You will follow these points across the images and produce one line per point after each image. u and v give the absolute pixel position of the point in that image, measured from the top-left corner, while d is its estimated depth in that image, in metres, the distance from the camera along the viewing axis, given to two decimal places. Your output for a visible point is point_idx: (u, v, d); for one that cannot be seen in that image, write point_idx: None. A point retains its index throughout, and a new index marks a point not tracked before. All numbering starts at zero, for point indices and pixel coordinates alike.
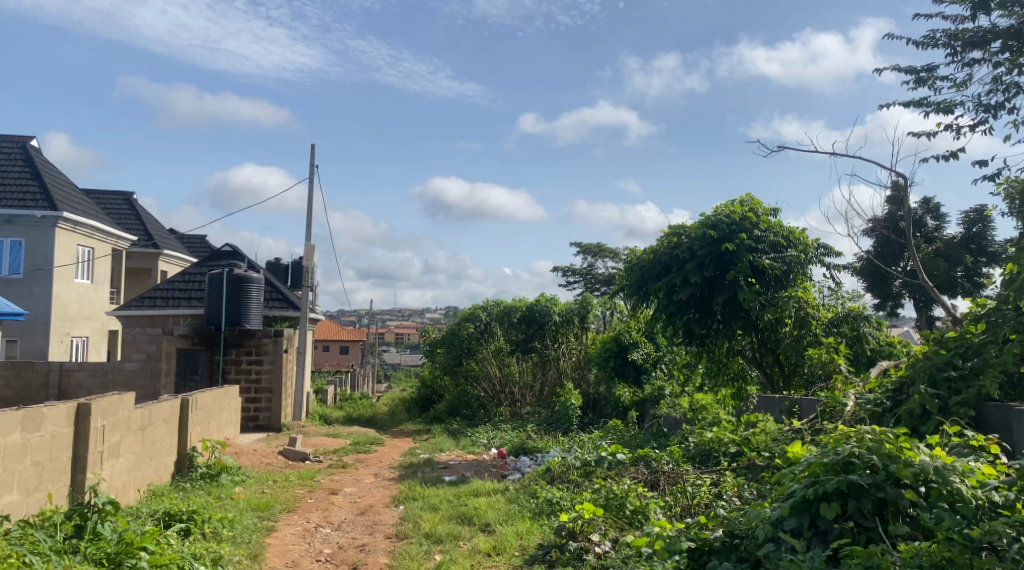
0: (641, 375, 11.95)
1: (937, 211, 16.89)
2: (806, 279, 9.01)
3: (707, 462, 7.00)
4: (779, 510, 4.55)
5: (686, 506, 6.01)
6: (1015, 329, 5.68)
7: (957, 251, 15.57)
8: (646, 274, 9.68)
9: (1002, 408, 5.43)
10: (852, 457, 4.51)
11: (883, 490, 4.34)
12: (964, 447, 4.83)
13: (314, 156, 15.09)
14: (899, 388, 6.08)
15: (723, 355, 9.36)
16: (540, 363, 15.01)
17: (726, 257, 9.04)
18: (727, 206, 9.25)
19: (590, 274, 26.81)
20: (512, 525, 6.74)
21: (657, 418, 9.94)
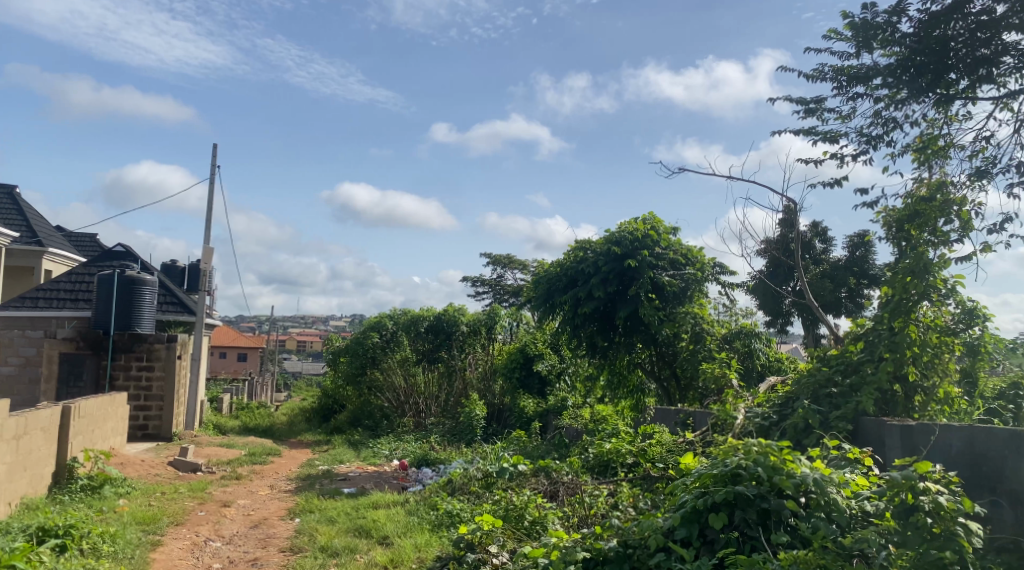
0: (545, 387, 12.07)
1: (824, 234, 17.83)
2: (702, 296, 9.26)
3: (606, 473, 7.09)
4: (670, 520, 4.72)
5: (583, 516, 6.08)
6: (890, 348, 6.10)
7: (841, 273, 16.48)
8: (552, 286, 9.83)
9: (876, 423, 5.69)
10: (739, 469, 4.69)
11: (767, 501, 4.55)
12: (841, 460, 5.12)
13: (213, 156, 14.71)
14: (784, 403, 6.41)
15: (624, 367, 9.58)
16: (445, 374, 14.98)
17: (628, 273, 9.28)
18: (630, 223, 9.54)
19: (499, 285, 26.97)
20: (410, 538, 6.69)
21: (559, 429, 10.08)
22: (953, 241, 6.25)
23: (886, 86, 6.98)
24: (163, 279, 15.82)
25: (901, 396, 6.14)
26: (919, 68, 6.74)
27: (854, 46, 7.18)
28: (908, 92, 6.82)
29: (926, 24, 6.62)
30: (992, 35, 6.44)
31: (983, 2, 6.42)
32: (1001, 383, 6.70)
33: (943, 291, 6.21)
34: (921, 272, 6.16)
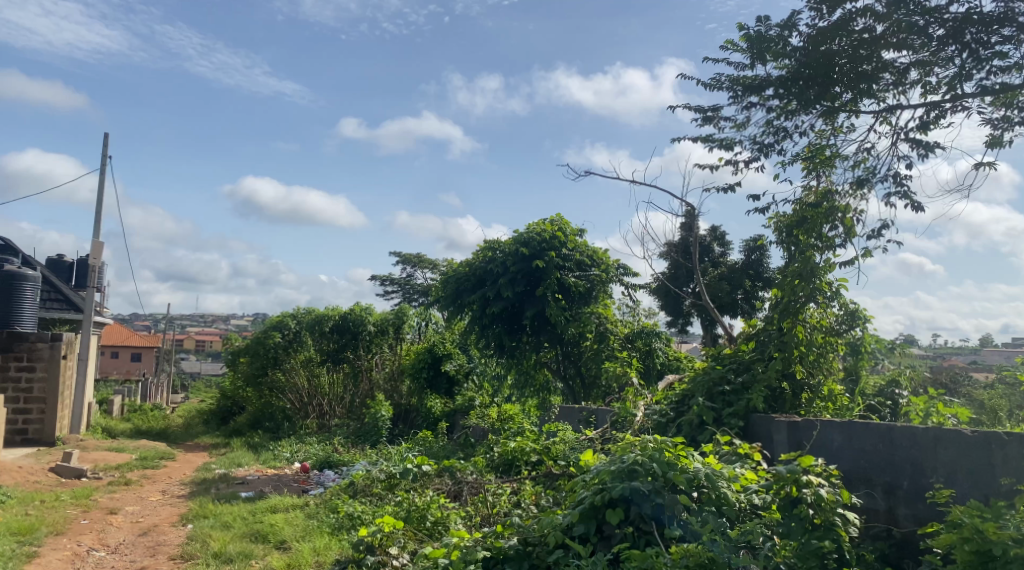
0: (453, 387, 12.07)
1: (723, 238, 18.46)
2: (607, 297, 9.45)
3: (511, 472, 7.02)
4: (569, 516, 4.78)
5: (486, 515, 6.10)
6: (779, 348, 6.38)
7: (738, 276, 17.10)
8: (461, 286, 9.79)
9: (765, 419, 5.93)
10: (636, 465, 4.79)
11: (661, 496, 4.65)
12: (732, 455, 5.29)
13: (105, 147, 14.04)
14: (681, 400, 6.58)
15: (530, 367, 9.60)
16: (351, 375, 14.69)
17: (536, 274, 9.37)
18: (539, 223, 9.62)
19: (408, 284, 26.77)
20: (308, 542, 6.56)
21: (466, 428, 10.03)
22: (837, 246, 6.57)
23: (777, 97, 7.18)
24: (47, 274, 15.00)
25: (788, 393, 6.41)
26: (807, 81, 6.96)
27: (749, 57, 7.27)
28: (798, 104, 7.04)
29: (813, 39, 6.84)
30: (872, 52, 6.74)
31: (865, 21, 6.68)
32: (882, 381, 7.06)
33: (828, 294, 6.53)
34: (808, 275, 6.47)
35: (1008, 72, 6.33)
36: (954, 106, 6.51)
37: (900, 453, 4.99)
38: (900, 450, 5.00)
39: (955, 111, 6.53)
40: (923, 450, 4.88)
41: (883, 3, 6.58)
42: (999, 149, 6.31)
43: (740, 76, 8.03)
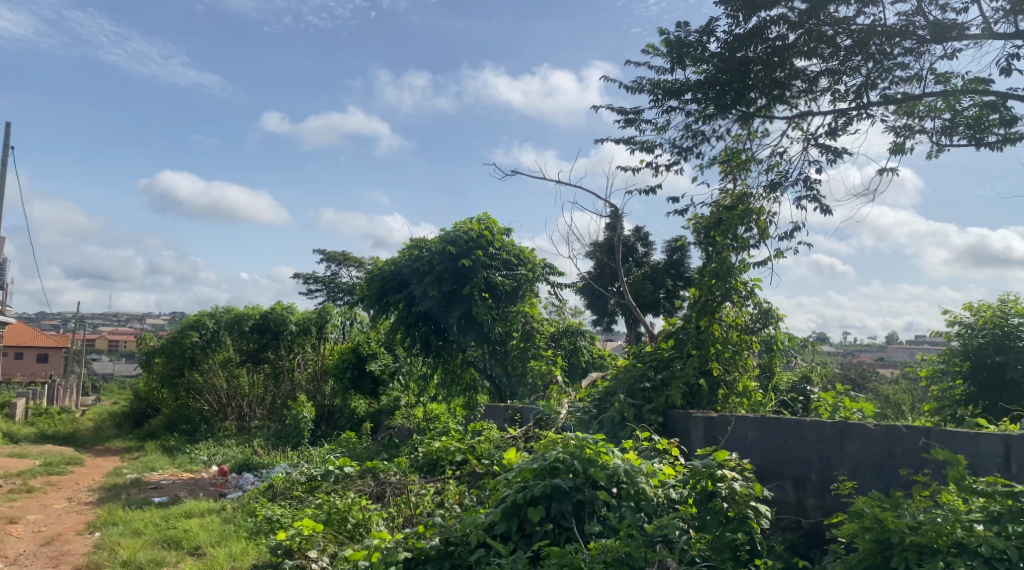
0: (378, 387, 11.91)
1: (646, 238, 18.79)
2: (533, 296, 9.47)
3: (434, 472, 6.94)
4: (491, 515, 4.77)
5: (409, 516, 6.06)
6: (696, 345, 6.57)
7: (660, 275, 17.44)
8: (386, 285, 9.73)
9: (683, 415, 6.04)
10: (558, 462, 4.83)
11: (581, 492, 4.71)
12: (651, 451, 5.39)
13: (8, 136, 13.38)
14: (603, 398, 6.70)
15: (457, 365, 9.71)
16: (272, 375, 14.29)
17: (462, 273, 9.30)
18: (465, 222, 9.55)
19: (333, 283, 26.37)
20: (224, 547, 6.39)
21: (391, 429, 9.88)
22: (751, 246, 6.77)
23: (695, 102, 7.31)
24: None
25: (705, 389, 6.54)
26: (723, 86, 7.12)
27: (669, 62, 7.40)
28: (715, 109, 7.19)
29: (730, 46, 7.01)
30: (785, 60, 6.95)
31: (779, 29, 6.88)
32: (795, 377, 7.30)
33: (743, 293, 6.72)
34: (725, 274, 6.63)
35: (910, 82, 6.63)
36: (860, 113, 6.78)
37: (809, 447, 5.17)
38: (809, 443, 5.18)
39: (861, 119, 6.81)
40: (830, 443, 5.07)
41: (796, 12, 6.79)
42: (901, 156, 6.61)
43: (660, 80, 8.16)
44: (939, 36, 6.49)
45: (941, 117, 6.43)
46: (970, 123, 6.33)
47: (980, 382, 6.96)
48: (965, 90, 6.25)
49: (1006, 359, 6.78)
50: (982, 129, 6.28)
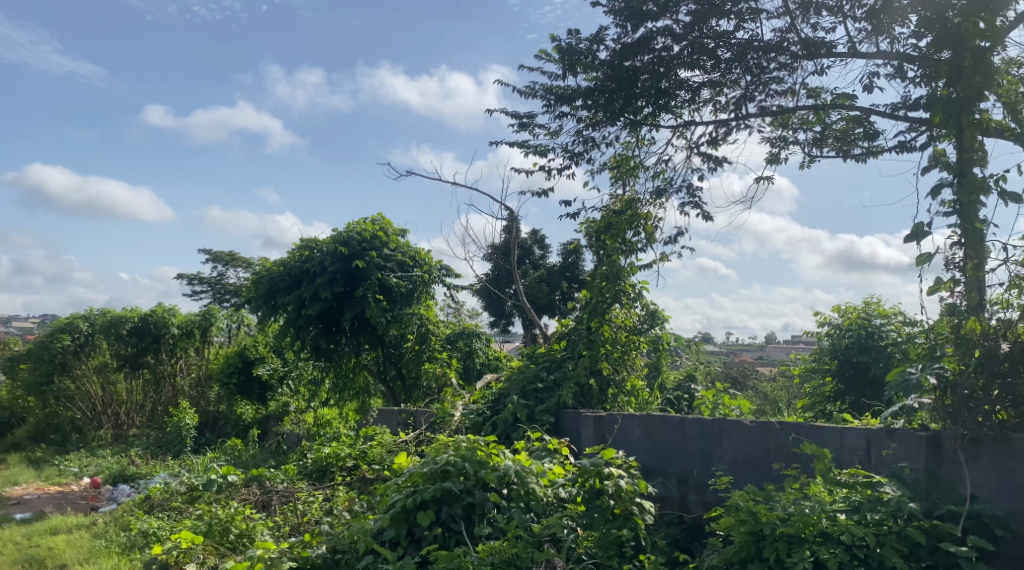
0: (265, 392, 11.64)
1: (542, 241, 19.07)
2: (429, 298, 9.42)
3: (324, 479, 6.81)
4: (380, 521, 4.71)
5: (296, 524, 5.85)
6: (587, 346, 6.72)
7: (556, 277, 17.71)
8: (275, 286, 9.29)
9: (574, 415, 6.17)
10: (449, 466, 4.83)
11: (472, 495, 4.73)
12: (542, 451, 5.47)
13: None
14: (497, 399, 6.74)
15: (349, 370, 9.46)
16: (152, 381, 13.85)
17: (356, 274, 9.19)
18: (359, 222, 9.43)
19: (219, 283, 25.47)
20: (94, 564, 6.05)
21: (279, 435, 9.53)
22: (639, 250, 6.98)
23: (585, 108, 7.49)
24: None
25: (596, 389, 6.68)
26: (611, 94, 7.35)
27: (560, 68, 7.56)
28: (604, 115, 7.38)
29: (618, 55, 7.22)
30: (669, 71, 7.17)
31: (665, 40, 7.12)
32: (681, 376, 7.56)
33: (632, 295, 6.93)
34: (614, 277, 6.85)
35: (785, 95, 6.98)
36: (739, 124, 7.09)
37: (690, 443, 5.37)
38: (690, 440, 5.38)
39: (740, 129, 7.12)
40: (710, 439, 5.29)
41: (680, 25, 7.06)
42: (777, 165, 6.94)
43: (553, 85, 8.22)
44: (810, 53, 6.85)
45: (812, 129, 6.81)
46: (838, 136, 6.72)
47: (847, 379, 7.41)
48: (833, 105, 6.62)
49: (871, 357, 7.25)
50: (848, 142, 6.69)
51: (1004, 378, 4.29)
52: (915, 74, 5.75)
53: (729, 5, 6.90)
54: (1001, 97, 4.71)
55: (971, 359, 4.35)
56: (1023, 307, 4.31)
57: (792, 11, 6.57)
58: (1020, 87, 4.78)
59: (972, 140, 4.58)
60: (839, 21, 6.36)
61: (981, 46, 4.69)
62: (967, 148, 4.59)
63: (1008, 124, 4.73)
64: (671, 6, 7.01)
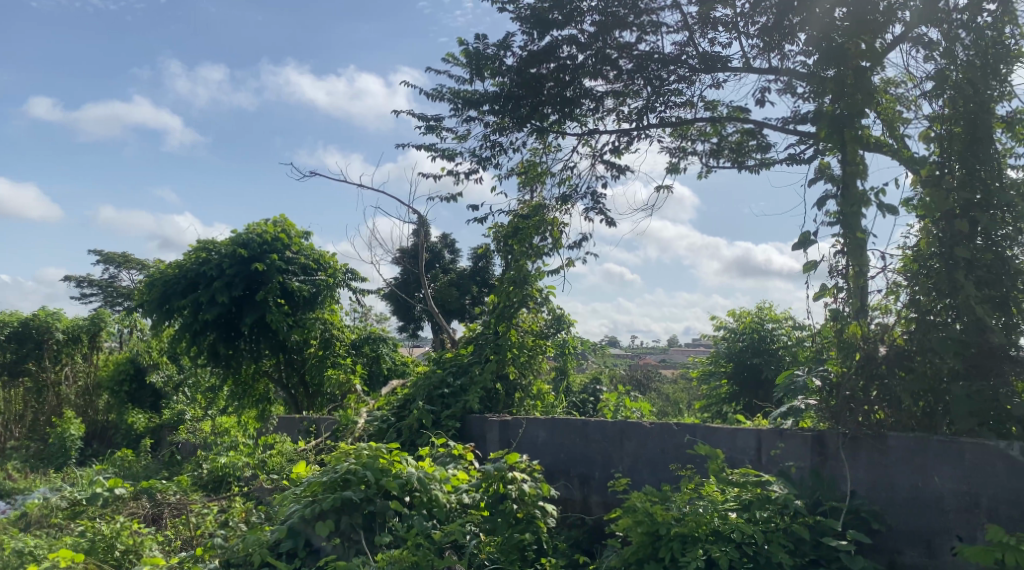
0: (159, 401, 11.22)
1: (452, 245, 19.06)
2: (334, 302, 9.22)
3: (220, 490, 6.64)
4: (275, 533, 4.59)
5: (188, 538, 5.70)
6: (494, 350, 6.73)
7: (467, 281, 17.71)
8: (170, 289, 8.87)
9: (480, 420, 6.16)
10: (349, 474, 4.76)
11: (372, 503, 4.67)
12: (447, 457, 5.45)
13: None
14: (402, 405, 6.69)
15: (249, 377, 9.26)
16: (33, 390, 12.60)
17: (255, 278, 8.96)
18: (259, 224, 9.19)
19: (111, 286, 24.34)
20: None
21: (172, 446, 9.16)
22: (546, 255, 7.05)
23: (492, 113, 7.53)
24: None
25: (503, 393, 6.69)
26: (518, 100, 7.40)
27: (467, 73, 7.59)
28: (511, 121, 7.42)
29: (524, 61, 7.29)
30: (574, 79, 7.28)
31: (570, 49, 7.24)
32: (587, 378, 7.68)
33: (539, 300, 7.00)
34: (522, 281, 6.91)
35: (684, 107, 7.20)
36: (640, 134, 7.27)
37: (593, 446, 5.46)
38: (592, 442, 5.47)
39: (641, 139, 7.30)
40: (612, 442, 5.39)
41: (585, 35, 7.19)
42: (676, 175, 7.15)
43: (460, 89, 8.21)
44: (708, 67, 7.08)
45: (709, 140, 7.05)
46: (733, 148, 6.98)
47: (742, 380, 7.68)
48: (728, 117, 6.86)
49: (763, 360, 7.58)
50: (742, 153, 6.95)
51: (881, 380, 4.55)
52: (804, 90, 6.03)
53: (632, 17, 7.08)
54: (881, 115, 4.98)
55: (853, 361, 4.63)
56: (900, 312, 4.58)
57: (691, 25, 6.78)
58: (898, 105, 5.06)
59: (854, 154, 4.84)
60: (734, 37, 6.61)
61: (863, 66, 4.95)
62: (849, 162, 4.85)
63: (886, 140, 5.02)
64: (576, 15, 7.13)
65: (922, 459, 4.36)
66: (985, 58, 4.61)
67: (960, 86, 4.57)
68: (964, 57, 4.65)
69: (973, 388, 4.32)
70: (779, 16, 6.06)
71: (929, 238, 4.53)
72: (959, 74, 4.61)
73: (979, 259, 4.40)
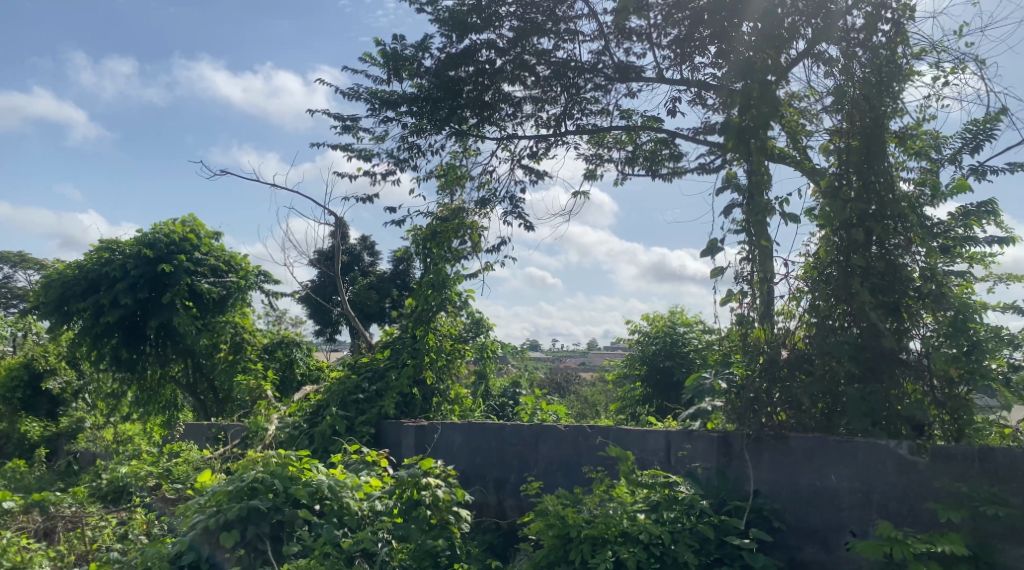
0: (56, 408, 10.67)
1: (371, 248, 18.84)
2: (244, 305, 9.00)
3: (120, 501, 6.37)
4: (177, 545, 4.42)
5: (83, 552, 5.44)
6: (411, 355, 6.69)
7: (387, 285, 17.51)
8: (69, 291, 8.46)
9: (395, 426, 6.07)
10: (256, 483, 4.66)
11: (280, 512, 4.58)
12: (360, 463, 5.40)
13: None
14: (315, 411, 6.58)
15: (155, 383, 8.93)
16: None
17: (162, 279, 8.65)
18: (166, 224, 8.86)
19: (5, 287, 23.08)
20: None
21: (70, 454, 8.71)
22: (464, 258, 7.05)
23: (410, 114, 7.47)
24: None
25: (419, 398, 6.64)
26: (436, 103, 7.37)
27: (385, 73, 7.52)
28: (429, 124, 7.39)
29: (442, 64, 7.27)
30: (492, 84, 7.30)
31: (488, 53, 7.25)
32: (506, 382, 7.69)
33: (458, 303, 7.06)
34: (439, 285, 6.90)
35: (600, 115, 7.31)
36: (557, 140, 7.34)
37: (508, 450, 5.48)
38: (508, 446, 5.49)
39: (558, 145, 7.37)
40: (527, 445, 5.42)
41: (503, 40, 7.22)
42: (593, 181, 7.26)
43: (377, 90, 8.12)
44: (623, 76, 7.22)
45: (625, 148, 7.18)
46: (648, 156, 7.12)
47: (655, 383, 7.83)
48: (643, 126, 7.00)
49: (675, 363, 7.77)
50: (656, 161, 7.11)
51: (783, 382, 4.72)
52: (713, 101, 6.21)
53: (549, 24, 7.15)
54: (786, 127, 5.17)
55: (756, 364, 4.78)
56: (803, 317, 4.76)
57: (607, 34, 6.89)
58: (801, 118, 5.26)
59: (760, 164, 5.01)
60: (648, 47, 6.76)
61: (769, 79, 5.12)
62: (755, 171, 5.01)
63: (790, 151, 5.21)
64: (494, 20, 7.16)
65: (820, 458, 4.53)
66: (880, 75, 4.83)
67: (857, 101, 4.79)
68: (861, 74, 4.87)
69: (867, 390, 4.53)
70: (691, 29, 6.22)
71: (828, 246, 4.73)
72: (856, 89, 4.83)
73: (874, 267, 4.63)
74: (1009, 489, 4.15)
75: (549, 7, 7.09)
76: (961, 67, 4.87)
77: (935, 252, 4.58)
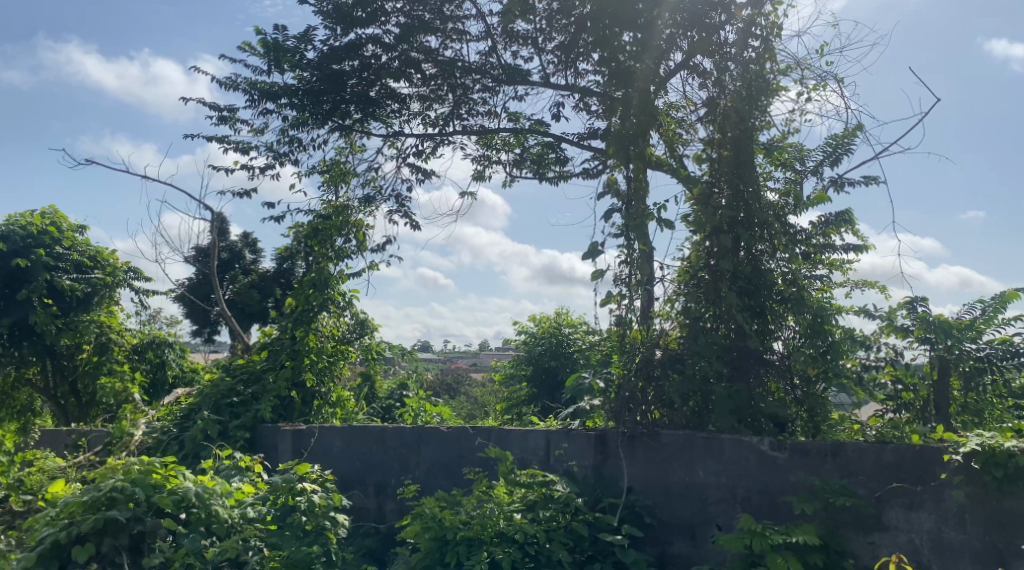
0: None
1: (254, 245, 18.23)
2: (112, 303, 8.57)
3: None
4: (23, 561, 4.13)
5: None
6: (290, 357, 6.52)
7: (270, 284, 16.96)
8: None
9: (271, 429, 5.91)
10: (114, 491, 4.36)
11: (141, 523, 4.34)
12: (232, 468, 5.19)
13: None
14: (186, 415, 6.29)
15: (8, 387, 8.32)
16: None
17: (17, 274, 8.07)
18: (23, 216, 8.25)
19: None
20: None
21: None
22: (348, 258, 6.92)
23: (291, 107, 7.27)
24: None
25: (298, 401, 6.46)
26: (319, 97, 7.19)
27: (265, 63, 7.28)
28: (311, 118, 7.21)
29: (326, 57, 7.11)
30: (377, 79, 7.20)
31: (373, 49, 7.15)
32: (393, 384, 7.61)
33: (340, 304, 6.88)
34: (322, 285, 6.73)
35: (487, 116, 7.33)
36: (444, 140, 7.31)
37: (390, 453, 5.42)
38: (389, 448, 5.42)
39: (444, 145, 7.35)
40: (409, 447, 5.37)
41: (389, 36, 7.13)
42: (481, 183, 7.28)
43: (257, 81, 7.86)
44: (510, 79, 7.26)
45: (512, 150, 7.23)
46: (534, 159, 7.20)
47: (541, 383, 7.92)
48: (530, 129, 7.06)
49: (559, 363, 7.88)
50: (543, 165, 7.20)
51: (656, 382, 4.85)
52: (597, 107, 6.34)
53: (436, 23, 7.11)
54: (663, 135, 5.34)
55: (632, 364, 4.91)
56: (677, 319, 4.93)
57: (494, 36, 6.92)
58: (678, 128, 5.45)
59: (638, 170, 5.15)
60: (534, 51, 6.83)
61: (647, 87, 5.27)
62: (634, 177, 5.14)
63: (667, 159, 5.38)
64: (379, 15, 7.06)
65: (689, 455, 4.70)
66: (750, 88, 5.05)
67: (727, 113, 5.01)
68: (732, 87, 5.09)
69: (733, 388, 4.73)
70: (575, 36, 6.31)
71: (700, 252, 4.91)
72: (727, 101, 5.06)
73: (741, 271, 4.83)
74: (855, 482, 4.39)
75: (436, 6, 7.06)
76: (822, 85, 5.17)
77: (798, 258, 4.84)
